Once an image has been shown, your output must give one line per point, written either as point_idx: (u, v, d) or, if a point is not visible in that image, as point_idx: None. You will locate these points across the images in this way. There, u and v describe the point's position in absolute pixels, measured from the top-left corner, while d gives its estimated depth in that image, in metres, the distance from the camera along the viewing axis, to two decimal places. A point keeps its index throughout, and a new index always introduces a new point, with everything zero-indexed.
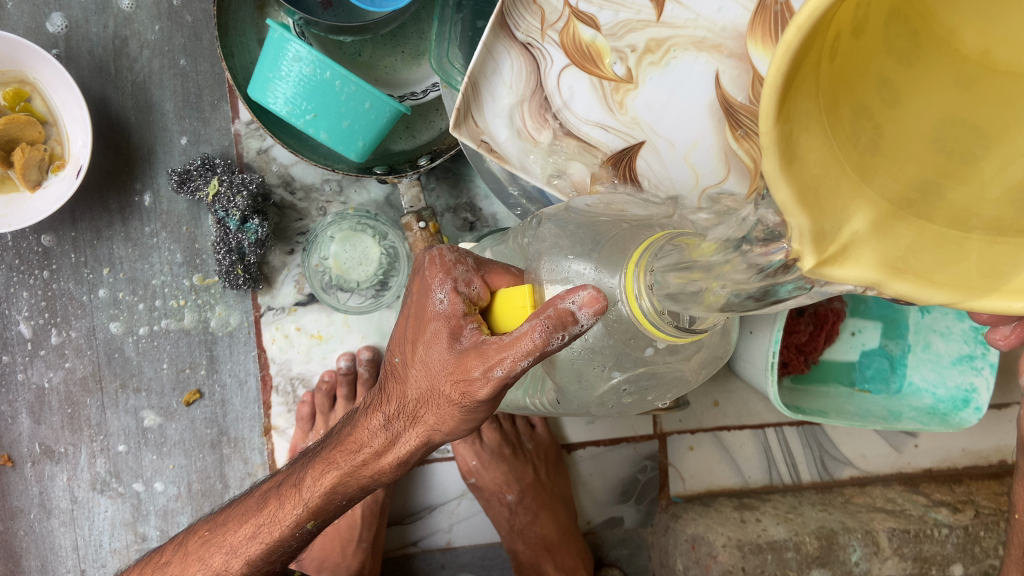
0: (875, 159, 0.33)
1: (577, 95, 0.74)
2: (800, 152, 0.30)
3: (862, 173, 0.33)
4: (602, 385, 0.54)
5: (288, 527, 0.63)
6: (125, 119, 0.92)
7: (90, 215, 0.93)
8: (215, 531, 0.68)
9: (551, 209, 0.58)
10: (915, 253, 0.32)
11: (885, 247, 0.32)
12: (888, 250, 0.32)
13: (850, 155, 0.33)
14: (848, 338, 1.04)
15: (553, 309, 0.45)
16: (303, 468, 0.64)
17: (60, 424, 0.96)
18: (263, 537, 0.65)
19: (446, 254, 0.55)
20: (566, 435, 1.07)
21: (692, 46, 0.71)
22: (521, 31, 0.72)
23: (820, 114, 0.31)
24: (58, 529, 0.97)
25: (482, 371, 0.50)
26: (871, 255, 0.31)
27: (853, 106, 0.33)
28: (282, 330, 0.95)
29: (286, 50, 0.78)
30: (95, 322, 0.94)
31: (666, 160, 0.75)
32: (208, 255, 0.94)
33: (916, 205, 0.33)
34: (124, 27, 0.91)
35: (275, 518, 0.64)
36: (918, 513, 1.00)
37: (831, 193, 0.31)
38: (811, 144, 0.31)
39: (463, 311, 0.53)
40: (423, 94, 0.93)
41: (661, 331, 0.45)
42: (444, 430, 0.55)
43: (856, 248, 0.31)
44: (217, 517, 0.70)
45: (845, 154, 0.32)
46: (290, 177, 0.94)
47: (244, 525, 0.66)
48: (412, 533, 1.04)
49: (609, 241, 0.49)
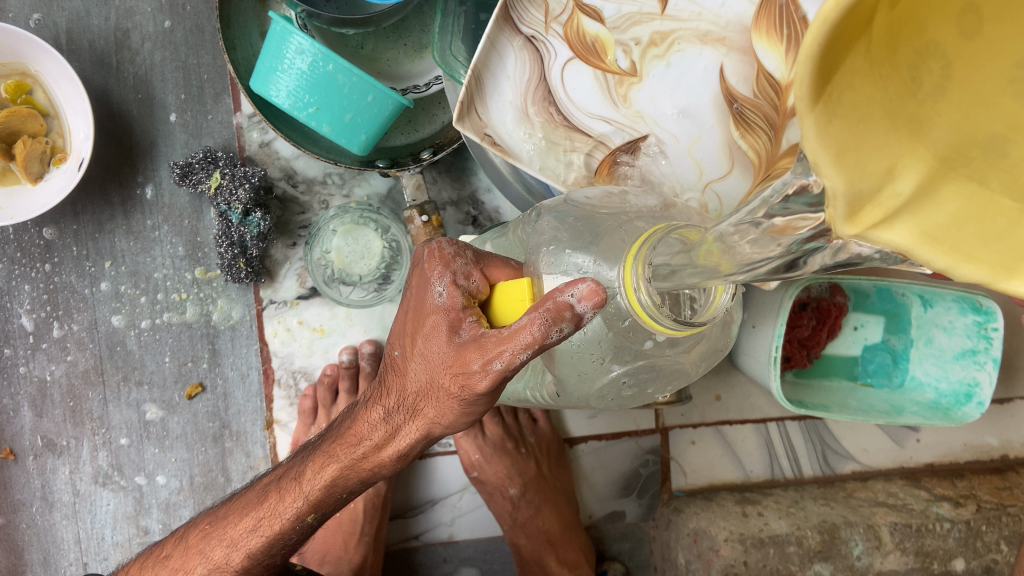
0: (939, 106, 0.29)
1: (581, 88, 0.74)
2: (840, 115, 0.27)
3: (914, 126, 0.29)
4: (602, 377, 0.54)
5: (288, 520, 0.63)
6: (126, 112, 0.92)
7: (92, 207, 0.93)
8: (216, 524, 0.68)
9: (550, 201, 0.58)
10: (958, 223, 0.29)
11: (925, 211, 0.29)
12: (932, 212, 0.29)
13: (905, 104, 0.29)
14: (851, 333, 1.02)
15: (552, 302, 0.45)
16: (303, 462, 0.64)
17: (62, 418, 0.96)
18: (263, 530, 0.65)
19: (446, 247, 0.55)
20: (568, 429, 1.07)
21: (696, 40, 0.71)
22: (525, 25, 0.73)
23: (869, 71, 0.27)
24: (60, 523, 0.97)
25: (481, 364, 0.49)
26: (908, 222, 0.29)
27: (922, 45, 0.28)
28: (285, 324, 0.95)
29: (288, 42, 0.78)
30: (97, 316, 0.94)
31: (670, 154, 0.74)
32: (210, 248, 0.93)
33: (973, 162, 0.29)
34: (126, 19, 0.90)
35: (275, 511, 0.64)
36: (920, 508, 1.00)
37: (871, 156, 0.28)
38: (855, 103, 0.27)
39: (462, 304, 0.53)
40: (426, 88, 0.92)
41: (659, 323, 0.44)
42: (443, 424, 0.55)
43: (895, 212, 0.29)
44: (217, 511, 0.70)
45: (896, 104, 0.29)
46: (292, 170, 0.94)
47: (245, 518, 0.66)
48: (414, 526, 1.04)
49: (608, 233, 0.49)
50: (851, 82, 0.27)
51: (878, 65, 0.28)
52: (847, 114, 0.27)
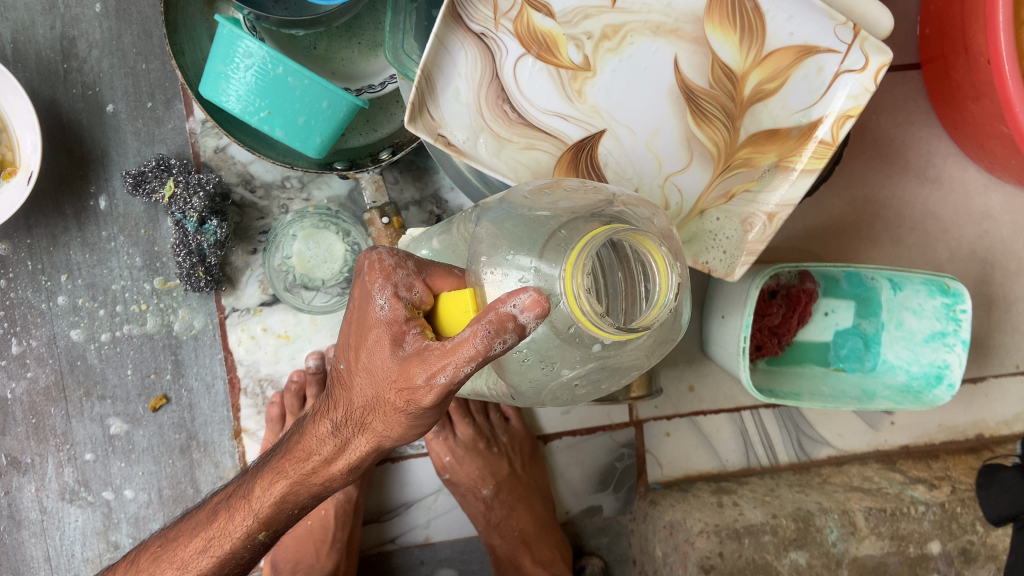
0: None
1: (534, 84, 0.73)
2: None
3: None
4: (554, 382, 0.52)
5: (238, 539, 0.62)
6: (76, 121, 0.90)
7: (45, 220, 0.91)
8: (167, 547, 0.67)
9: (490, 200, 0.57)
10: None
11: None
12: None
13: None
14: (822, 319, 1.01)
15: (494, 313, 0.44)
16: (252, 478, 0.63)
17: (25, 435, 0.94)
18: (214, 550, 0.64)
19: (385, 258, 0.52)
20: (542, 426, 1.06)
21: (648, 31, 0.71)
22: (475, 22, 0.71)
23: None
24: (28, 541, 0.96)
25: (425, 378, 0.48)
26: None
27: None
28: (248, 331, 0.94)
29: (236, 46, 0.76)
30: (55, 330, 0.92)
31: (628, 149, 0.74)
32: (168, 258, 0.92)
33: None
34: (73, 27, 0.88)
35: (226, 530, 0.63)
36: (895, 491, 1.00)
37: None
38: None
39: (405, 316, 0.51)
40: (381, 87, 0.91)
41: (602, 331, 0.43)
42: (392, 437, 0.54)
43: None
44: (169, 532, 0.68)
45: None
46: (250, 175, 0.92)
47: (195, 539, 0.65)
48: (389, 530, 1.03)
49: (552, 236, 0.47)
50: None
51: None
52: None
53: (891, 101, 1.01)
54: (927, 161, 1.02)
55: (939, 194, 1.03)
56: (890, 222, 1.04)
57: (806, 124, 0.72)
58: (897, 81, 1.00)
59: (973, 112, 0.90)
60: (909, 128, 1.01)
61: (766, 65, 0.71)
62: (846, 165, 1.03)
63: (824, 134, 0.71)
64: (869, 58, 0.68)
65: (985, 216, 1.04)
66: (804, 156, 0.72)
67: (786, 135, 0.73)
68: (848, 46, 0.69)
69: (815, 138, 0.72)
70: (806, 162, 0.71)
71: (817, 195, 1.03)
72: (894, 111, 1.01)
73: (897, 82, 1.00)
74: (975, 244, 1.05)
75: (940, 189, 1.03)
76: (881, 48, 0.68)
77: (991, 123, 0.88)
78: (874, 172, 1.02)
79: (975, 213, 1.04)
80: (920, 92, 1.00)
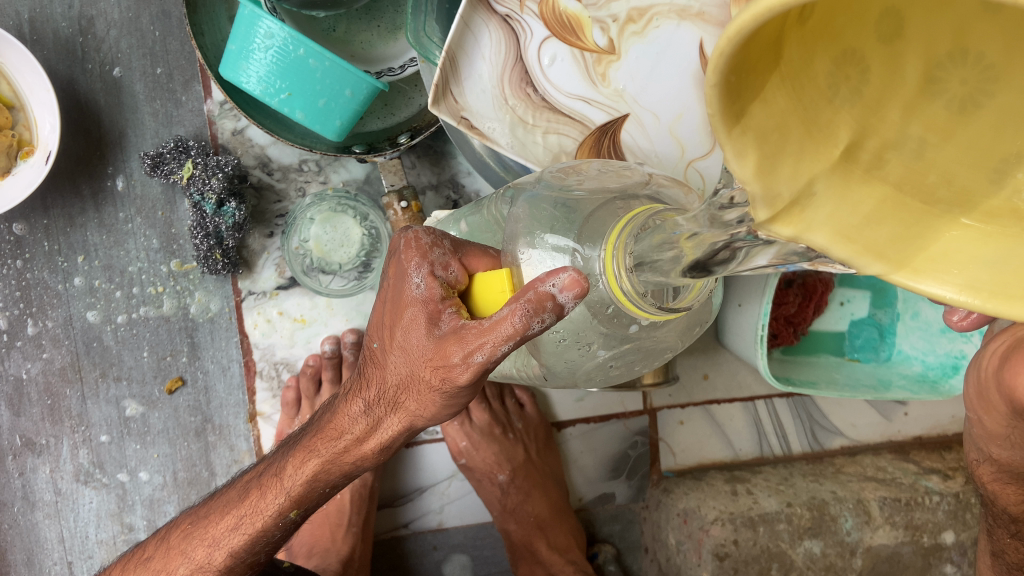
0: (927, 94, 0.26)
1: (557, 66, 0.72)
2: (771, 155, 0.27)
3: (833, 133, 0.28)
4: (589, 363, 0.52)
5: (270, 517, 0.62)
6: (93, 102, 0.89)
7: (62, 201, 0.91)
8: (197, 524, 0.67)
9: (523, 180, 0.56)
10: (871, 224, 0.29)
11: (841, 212, 0.29)
12: (847, 212, 0.29)
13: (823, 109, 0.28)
14: (837, 308, 1.03)
15: (533, 292, 0.43)
16: (282, 457, 0.62)
17: (40, 416, 0.94)
18: (245, 528, 0.64)
19: (422, 237, 0.52)
20: (555, 413, 1.06)
21: (673, 14, 0.71)
22: (501, 5, 0.70)
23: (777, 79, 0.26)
24: (42, 522, 0.96)
25: (461, 357, 0.48)
26: (825, 219, 0.29)
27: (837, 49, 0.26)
28: (264, 315, 0.93)
29: (257, 27, 0.75)
30: (71, 312, 0.92)
31: (651, 134, 0.74)
32: (186, 240, 0.92)
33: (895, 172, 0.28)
34: (90, 6, 0.88)
35: (257, 508, 0.63)
36: (909, 481, 1.01)
37: (778, 150, 0.28)
38: (767, 115, 0.27)
39: (441, 295, 0.50)
40: (401, 70, 0.90)
41: (641, 310, 0.43)
42: (426, 416, 0.53)
43: (811, 212, 0.29)
44: (199, 510, 0.68)
45: (816, 113, 0.28)
46: (267, 158, 0.92)
47: (226, 516, 0.65)
48: (403, 515, 1.03)
49: (590, 217, 0.47)
50: (758, 98, 0.26)
51: (785, 77, 0.27)
52: (761, 127, 0.27)
53: None
54: None
55: None
56: None
57: None
58: None
59: None
60: None
61: None
62: None
63: None
64: None
65: None
66: None
67: None
68: None
69: None
70: None
71: None
72: None
73: None
74: None
75: None
76: None
77: None
78: None
79: None
80: None
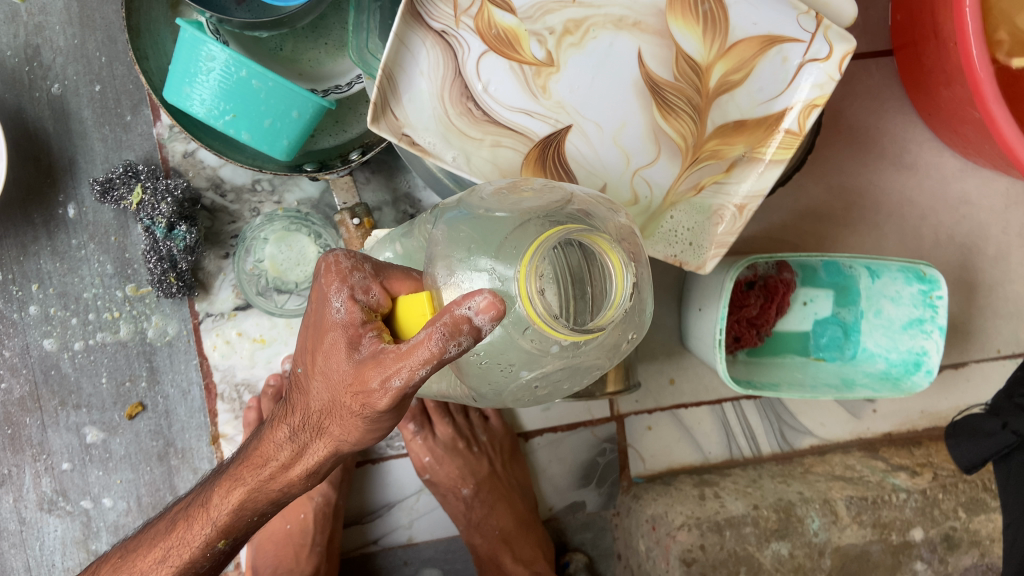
0: None
1: (497, 80, 0.72)
2: None
3: None
4: (513, 383, 0.52)
5: (198, 548, 0.62)
6: (42, 130, 0.89)
7: (14, 230, 0.90)
8: (125, 558, 0.66)
9: (450, 200, 0.57)
10: None
11: None
12: None
13: None
14: (801, 308, 1.02)
15: (449, 316, 0.43)
16: (209, 488, 0.62)
17: (1, 446, 0.94)
18: (172, 561, 0.63)
19: (342, 260, 0.52)
20: (522, 423, 1.06)
21: (610, 25, 0.72)
22: (435, 20, 0.70)
23: None
24: (8, 552, 0.95)
25: (380, 382, 0.48)
26: None
27: None
28: (223, 336, 0.93)
29: (200, 50, 0.75)
30: (28, 340, 0.92)
31: (595, 143, 0.74)
32: (140, 264, 0.91)
33: None
34: (36, 34, 0.87)
35: (184, 540, 0.62)
36: (876, 479, 1.01)
37: None
38: None
39: (361, 320, 0.50)
40: (348, 87, 0.90)
41: (556, 331, 0.44)
42: (350, 441, 0.53)
43: None
44: (128, 544, 0.68)
45: None
46: (219, 179, 0.91)
47: (154, 549, 0.64)
48: (372, 531, 1.02)
49: (506, 236, 0.47)
50: None
51: None
52: None
53: (865, 89, 1.01)
54: (903, 148, 1.03)
55: (915, 180, 1.04)
56: (867, 210, 1.04)
57: (771, 114, 0.74)
58: (870, 68, 1.01)
59: (945, 97, 0.91)
60: (884, 115, 1.02)
61: (729, 56, 0.72)
62: (821, 153, 1.03)
63: (790, 124, 0.73)
64: (833, 47, 0.70)
65: (962, 201, 1.05)
66: (771, 147, 0.74)
67: (752, 127, 0.74)
68: (812, 35, 0.70)
69: (781, 128, 0.74)
70: (773, 152, 0.74)
71: (793, 183, 1.03)
72: (867, 98, 1.02)
73: (871, 69, 1.01)
74: (953, 230, 1.05)
75: (916, 176, 1.03)
76: (844, 36, 0.70)
77: (963, 108, 0.88)
78: (850, 160, 1.03)
79: (952, 198, 1.05)
80: (893, 79, 1.01)
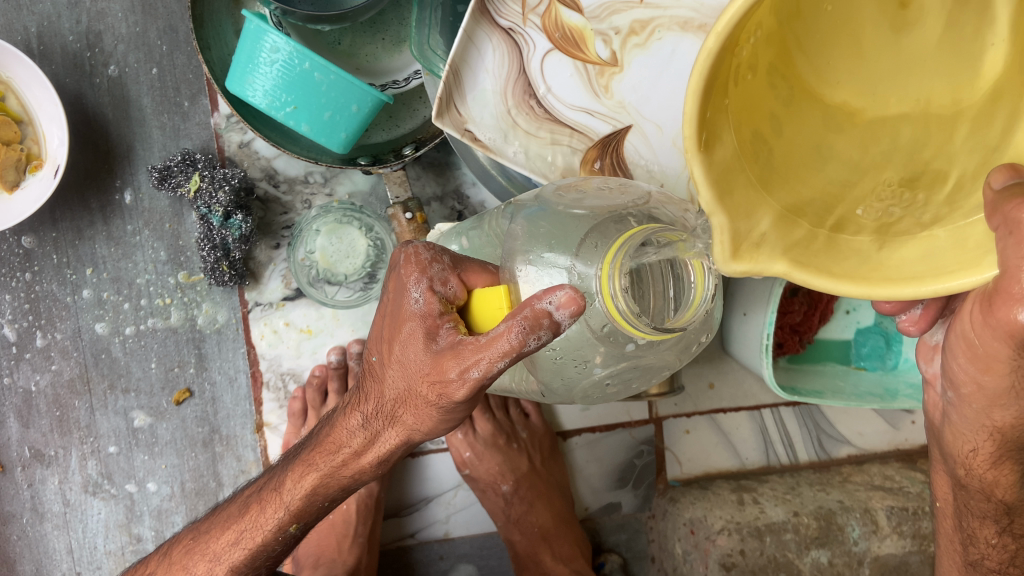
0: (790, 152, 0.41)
1: (560, 78, 0.73)
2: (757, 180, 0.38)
3: (762, 187, 0.41)
4: (586, 380, 0.52)
5: (271, 531, 0.62)
6: (102, 116, 0.90)
7: (71, 214, 0.92)
8: (198, 539, 0.67)
9: (526, 196, 0.57)
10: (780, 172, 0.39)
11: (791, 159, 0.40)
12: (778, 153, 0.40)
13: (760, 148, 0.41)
14: (843, 317, 1.02)
15: (530, 309, 0.44)
16: (283, 471, 0.63)
17: (49, 428, 0.95)
18: (245, 543, 0.64)
19: (422, 252, 0.52)
20: (560, 422, 1.06)
21: (676, 26, 0.70)
22: (503, 17, 0.71)
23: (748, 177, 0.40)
24: (51, 533, 0.96)
25: (458, 372, 0.48)
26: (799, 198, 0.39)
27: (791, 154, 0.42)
28: (271, 326, 0.94)
29: (263, 42, 0.76)
30: (80, 324, 0.93)
31: (654, 144, 0.74)
32: (192, 252, 0.92)
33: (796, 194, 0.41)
34: (98, 21, 0.89)
35: (258, 523, 0.63)
36: (916, 490, 1.01)
37: (739, 200, 0.39)
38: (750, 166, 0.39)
39: (439, 311, 0.51)
40: (406, 82, 0.91)
41: (637, 330, 0.44)
42: (424, 430, 0.54)
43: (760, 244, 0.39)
44: (201, 525, 0.69)
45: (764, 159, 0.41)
46: (273, 170, 0.92)
47: (227, 531, 0.65)
48: (409, 525, 1.03)
49: (591, 232, 0.47)
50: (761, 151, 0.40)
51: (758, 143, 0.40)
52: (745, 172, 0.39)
53: None
54: None
55: None
56: None
57: None
58: None
59: None
60: None
61: None
62: None
63: None
64: None
65: None
66: None
67: None
68: None
69: None
70: None
71: None
72: None
73: None
74: None
75: None
76: None
77: None
78: None
79: None
80: None
